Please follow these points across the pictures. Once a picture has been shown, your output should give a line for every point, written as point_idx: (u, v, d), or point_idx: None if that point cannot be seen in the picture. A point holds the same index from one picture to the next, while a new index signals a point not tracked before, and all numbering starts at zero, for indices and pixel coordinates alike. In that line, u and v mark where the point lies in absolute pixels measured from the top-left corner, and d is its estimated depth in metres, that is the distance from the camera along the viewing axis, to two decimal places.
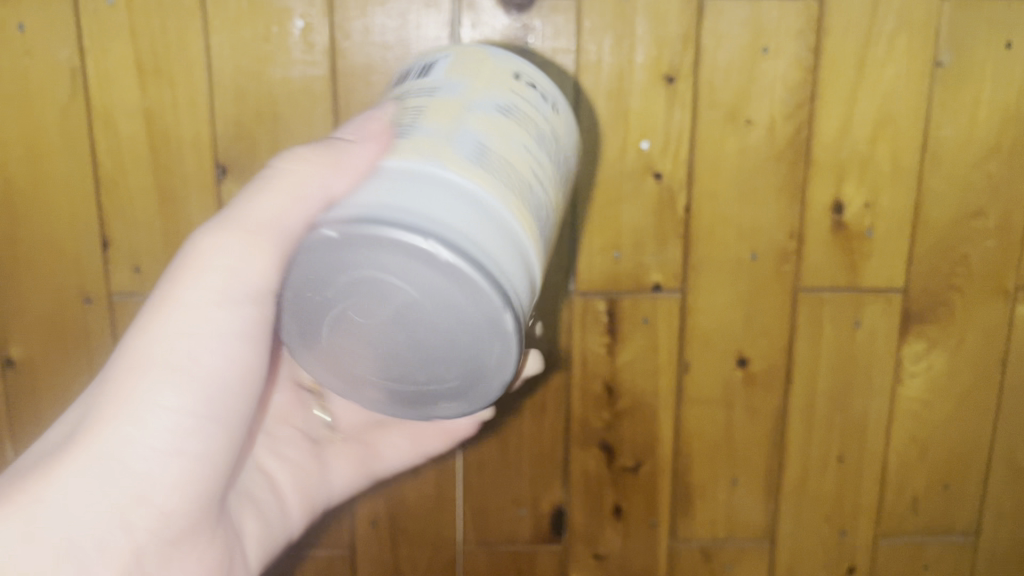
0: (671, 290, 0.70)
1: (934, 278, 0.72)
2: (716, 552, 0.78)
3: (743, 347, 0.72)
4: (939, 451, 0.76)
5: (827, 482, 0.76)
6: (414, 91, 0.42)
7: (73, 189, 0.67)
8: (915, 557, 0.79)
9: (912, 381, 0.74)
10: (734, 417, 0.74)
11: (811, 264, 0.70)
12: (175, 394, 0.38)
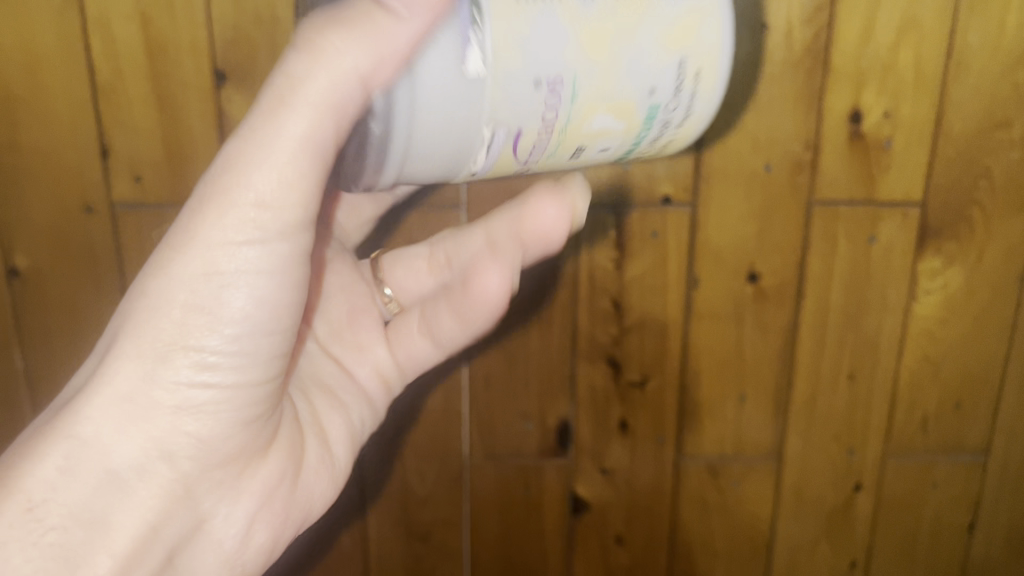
0: (681, 203, 0.69)
1: (955, 191, 0.69)
2: (723, 468, 0.78)
3: (755, 263, 0.71)
4: (952, 370, 0.75)
5: (836, 399, 0.76)
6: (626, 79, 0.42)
7: (68, 96, 0.65)
8: (922, 477, 0.78)
9: (928, 298, 0.73)
10: (744, 333, 0.73)
11: (826, 177, 0.68)
12: (176, 331, 0.38)
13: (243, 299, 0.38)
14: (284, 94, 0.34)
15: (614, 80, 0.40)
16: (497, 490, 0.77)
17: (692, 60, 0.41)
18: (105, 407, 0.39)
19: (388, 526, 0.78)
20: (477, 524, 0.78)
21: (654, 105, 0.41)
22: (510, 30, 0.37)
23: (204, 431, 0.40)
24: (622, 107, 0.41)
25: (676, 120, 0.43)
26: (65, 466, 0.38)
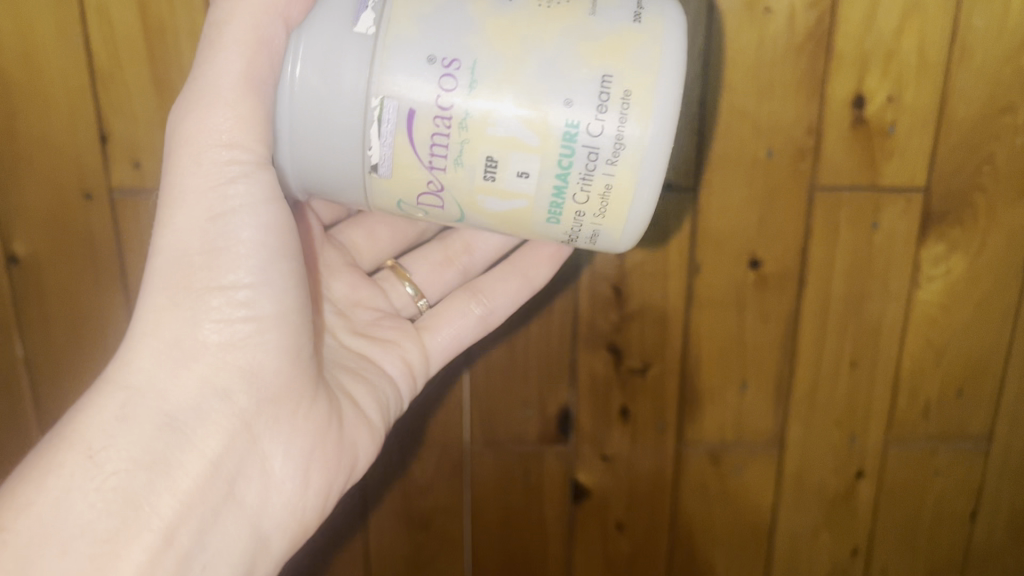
0: (683, 189, 0.68)
1: (959, 177, 0.69)
2: (724, 455, 0.77)
3: (757, 250, 0.70)
4: (955, 356, 0.75)
5: (838, 386, 0.75)
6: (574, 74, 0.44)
7: (65, 82, 0.65)
8: (924, 463, 0.78)
9: (930, 285, 0.72)
10: (746, 320, 0.73)
11: (828, 163, 0.68)
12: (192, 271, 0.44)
13: (248, 236, 0.45)
14: (212, 44, 0.44)
15: (518, 81, 0.42)
16: (498, 477, 0.77)
17: (621, 80, 0.42)
18: (151, 355, 0.45)
19: (390, 513, 0.78)
20: (478, 510, 0.78)
21: (570, 123, 0.42)
22: (411, 7, 0.43)
23: (236, 364, 0.46)
24: (536, 123, 0.43)
25: (606, 155, 0.43)
26: (122, 415, 0.44)
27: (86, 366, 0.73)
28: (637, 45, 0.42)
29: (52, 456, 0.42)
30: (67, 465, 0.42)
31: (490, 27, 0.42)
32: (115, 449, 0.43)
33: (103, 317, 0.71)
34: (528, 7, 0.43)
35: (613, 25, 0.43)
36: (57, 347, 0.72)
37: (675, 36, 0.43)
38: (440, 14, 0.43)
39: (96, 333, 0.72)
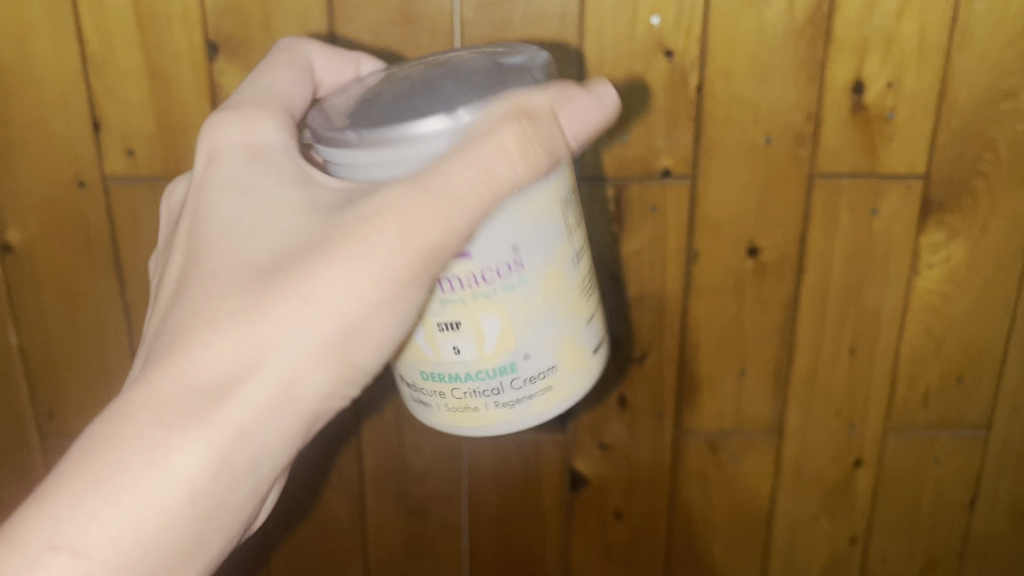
0: (681, 176, 0.68)
1: (959, 163, 0.68)
2: (722, 444, 0.77)
3: (755, 237, 0.70)
4: (954, 344, 0.74)
5: (837, 373, 0.75)
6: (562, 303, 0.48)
7: (58, 68, 0.64)
8: (923, 451, 0.78)
9: (930, 272, 0.72)
10: (744, 307, 0.72)
11: (828, 149, 0.67)
12: (330, 342, 0.42)
13: (385, 323, 0.43)
14: (465, 150, 0.42)
15: (526, 313, 0.45)
16: (496, 465, 0.77)
17: (556, 376, 0.47)
18: (266, 402, 0.41)
19: (387, 500, 0.78)
20: (475, 500, 0.78)
21: (511, 364, 0.46)
22: (542, 209, 0.44)
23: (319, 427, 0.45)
24: (507, 334, 0.45)
25: (493, 400, 0.47)
26: (220, 459, 0.40)
27: (82, 354, 0.73)
28: (579, 365, 0.48)
29: (140, 481, 0.38)
30: (160, 498, 0.38)
31: (545, 272, 0.45)
32: (200, 480, 0.40)
33: (98, 305, 0.71)
34: (576, 280, 0.47)
35: (583, 337, 0.48)
36: (52, 335, 0.72)
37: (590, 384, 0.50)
38: (550, 216, 0.45)
39: (91, 321, 0.72)
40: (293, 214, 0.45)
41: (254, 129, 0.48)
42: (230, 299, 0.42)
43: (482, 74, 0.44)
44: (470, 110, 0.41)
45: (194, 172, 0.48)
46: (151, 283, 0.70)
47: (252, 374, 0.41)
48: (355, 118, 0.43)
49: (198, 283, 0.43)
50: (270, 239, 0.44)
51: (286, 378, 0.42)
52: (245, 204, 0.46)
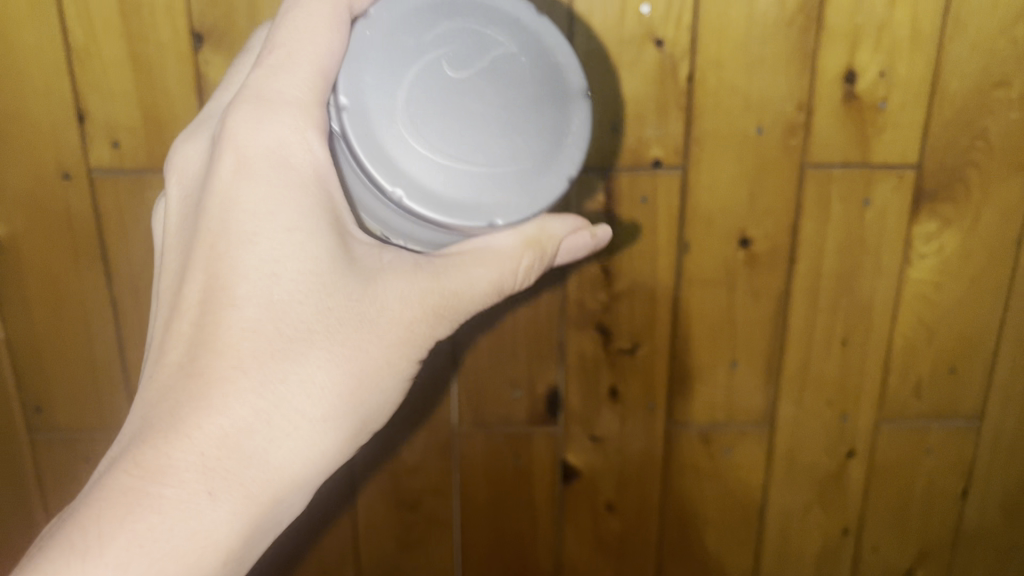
0: (672, 166, 0.67)
1: (951, 152, 0.68)
2: (714, 436, 0.77)
3: (747, 227, 0.69)
4: (946, 334, 0.74)
5: (829, 364, 0.75)
6: None
7: (41, 60, 0.64)
8: (915, 441, 0.77)
9: (922, 262, 0.71)
10: (736, 298, 0.72)
11: (819, 139, 0.67)
12: (349, 423, 0.43)
13: (395, 391, 0.45)
14: (486, 272, 0.44)
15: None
16: (487, 457, 0.77)
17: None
18: (298, 471, 0.41)
19: (377, 494, 0.77)
20: (466, 493, 0.78)
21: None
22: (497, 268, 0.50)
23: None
24: None
25: None
26: (250, 539, 0.40)
27: (70, 348, 0.72)
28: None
29: (182, 552, 0.38)
30: (200, 568, 0.38)
31: None
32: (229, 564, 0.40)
33: (84, 300, 0.70)
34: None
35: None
36: (39, 329, 0.71)
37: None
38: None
39: (77, 314, 0.71)
40: (327, 269, 0.41)
41: (295, 141, 0.41)
42: (273, 372, 0.40)
43: (530, 134, 0.42)
44: (505, 218, 0.42)
45: (213, 173, 0.41)
46: (138, 276, 0.70)
47: (291, 461, 0.41)
48: (398, 152, 0.41)
49: (230, 337, 0.40)
50: (313, 303, 0.41)
51: (316, 452, 0.42)
52: (278, 235, 0.41)
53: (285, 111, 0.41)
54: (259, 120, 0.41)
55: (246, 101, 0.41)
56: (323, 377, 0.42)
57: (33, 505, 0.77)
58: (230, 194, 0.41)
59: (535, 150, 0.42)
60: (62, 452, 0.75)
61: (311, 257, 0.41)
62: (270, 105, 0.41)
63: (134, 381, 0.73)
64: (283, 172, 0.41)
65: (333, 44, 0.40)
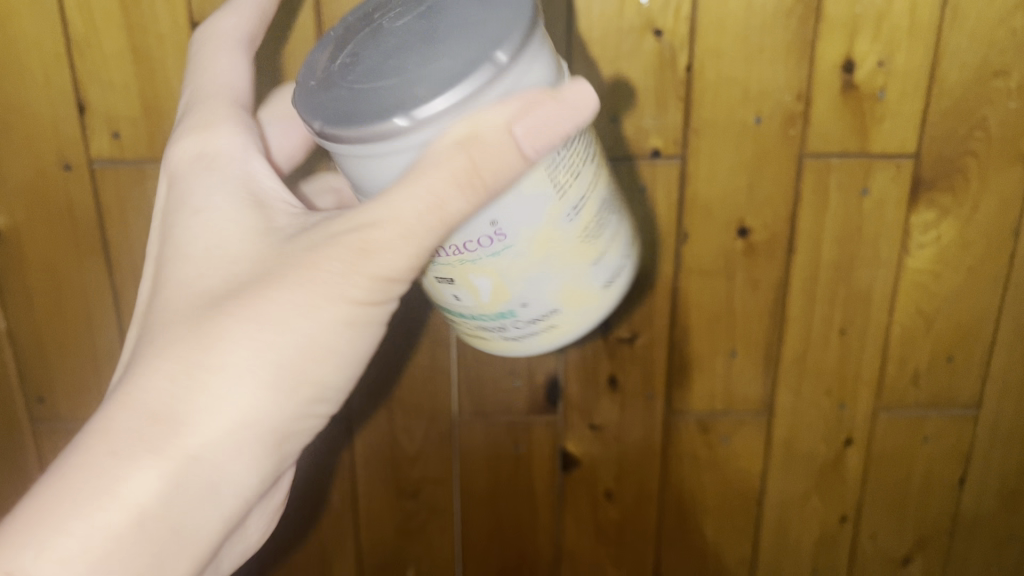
0: (671, 156, 0.68)
1: (950, 142, 0.68)
2: (712, 424, 0.77)
3: (745, 217, 0.70)
4: (944, 323, 0.74)
5: (827, 353, 0.75)
6: (591, 233, 0.46)
7: (41, 51, 0.64)
8: (913, 430, 0.78)
9: (921, 252, 0.72)
10: (735, 288, 0.72)
11: (818, 128, 0.67)
12: (271, 364, 0.44)
13: (337, 339, 0.46)
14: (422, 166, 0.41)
15: (517, 274, 0.44)
16: (487, 446, 0.77)
17: (559, 318, 0.47)
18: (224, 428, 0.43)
19: (378, 483, 0.78)
20: (466, 481, 0.78)
21: (511, 311, 0.46)
22: (553, 215, 0.44)
23: (281, 450, 0.46)
24: (501, 288, 0.45)
25: (523, 321, 0.47)
26: (177, 481, 0.42)
27: (72, 338, 0.73)
28: (588, 303, 0.48)
29: (98, 505, 0.40)
30: (114, 524, 0.40)
31: (536, 231, 0.44)
32: (155, 505, 0.41)
33: (86, 290, 0.71)
34: (574, 234, 0.45)
35: (589, 282, 0.47)
36: (40, 320, 0.72)
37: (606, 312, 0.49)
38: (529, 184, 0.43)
39: (79, 304, 0.71)
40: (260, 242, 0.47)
41: (214, 142, 0.52)
42: (185, 326, 0.45)
43: (451, 43, 0.41)
44: (410, 112, 0.39)
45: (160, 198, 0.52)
46: (139, 266, 0.70)
47: (206, 400, 0.43)
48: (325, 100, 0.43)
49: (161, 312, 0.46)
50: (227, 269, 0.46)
51: (236, 393, 0.44)
52: (206, 223, 0.48)
53: (223, 120, 0.53)
54: (191, 136, 0.52)
55: (186, 124, 0.53)
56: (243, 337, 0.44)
57: None
58: (175, 205, 0.50)
59: (454, 53, 0.40)
60: (64, 441, 0.76)
61: (239, 239, 0.47)
62: (205, 119, 0.53)
63: None
64: (210, 173, 0.50)
65: (238, 64, 0.56)
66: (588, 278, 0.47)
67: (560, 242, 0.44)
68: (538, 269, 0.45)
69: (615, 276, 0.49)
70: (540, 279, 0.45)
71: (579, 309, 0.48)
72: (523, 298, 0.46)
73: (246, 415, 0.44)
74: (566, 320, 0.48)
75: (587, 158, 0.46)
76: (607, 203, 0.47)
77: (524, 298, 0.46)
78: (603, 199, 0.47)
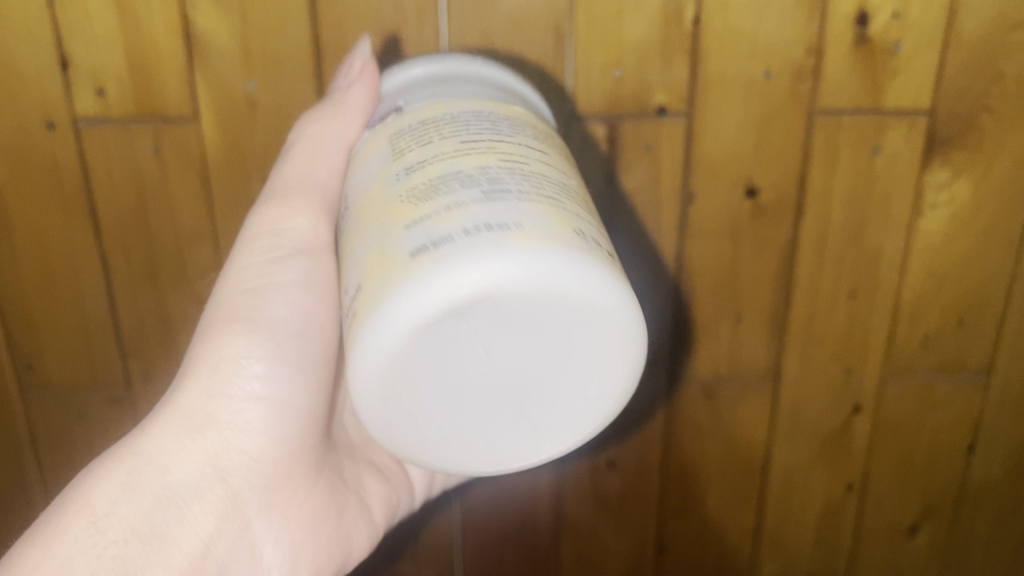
0: (677, 113, 0.65)
1: (965, 98, 0.66)
2: (717, 391, 0.76)
3: (753, 176, 0.67)
4: (956, 287, 0.72)
5: (836, 318, 0.73)
6: (420, 190, 0.39)
7: (20, 5, 0.61)
8: (921, 396, 0.76)
9: (933, 212, 0.69)
10: (742, 251, 0.70)
11: (829, 84, 0.65)
12: (203, 354, 0.47)
13: (272, 315, 0.48)
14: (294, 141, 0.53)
15: (351, 239, 0.42)
16: None
17: (366, 291, 0.38)
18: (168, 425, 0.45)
19: None
20: None
21: (346, 301, 0.41)
22: (383, 179, 0.42)
23: (239, 449, 0.47)
24: (344, 259, 0.43)
25: (352, 301, 0.40)
26: (126, 482, 0.43)
27: (58, 304, 0.71)
28: (385, 273, 0.37)
29: (64, 518, 0.41)
30: (71, 531, 0.41)
31: (367, 189, 0.43)
32: (105, 504, 0.42)
33: (73, 254, 0.69)
34: (394, 196, 0.40)
35: (395, 247, 0.38)
36: (26, 284, 0.70)
37: (417, 295, 0.36)
38: (377, 154, 0.45)
39: (67, 269, 0.69)
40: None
41: None
42: None
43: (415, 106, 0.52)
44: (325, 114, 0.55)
45: None
46: (128, 230, 0.68)
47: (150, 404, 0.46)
48: None
49: None
50: None
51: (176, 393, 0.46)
52: None
53: None
54: None
55: None
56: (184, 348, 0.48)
57: (27, 464, 0.76)
58: None
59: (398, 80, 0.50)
60: (54, 411, 0.74)
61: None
62: None
63: (125, 336, 0.72)
64: None
65: None
66: (402, 235, 0.38)
67: (385, 199, 0.41)
68: (365, 233, 0.41)
69: (438, 245, 0.37)
70: (364, 240, 0.41)
71: (388, 272, 0.38)
72: (353, 266, 0.41)
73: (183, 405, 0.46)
74: (376, 286, 0.38)
75: (460, 145, 0.41)
76: (463, 179, 0.39)
77: (354, 266, 0.41)
78: (460, 174, 0.39)
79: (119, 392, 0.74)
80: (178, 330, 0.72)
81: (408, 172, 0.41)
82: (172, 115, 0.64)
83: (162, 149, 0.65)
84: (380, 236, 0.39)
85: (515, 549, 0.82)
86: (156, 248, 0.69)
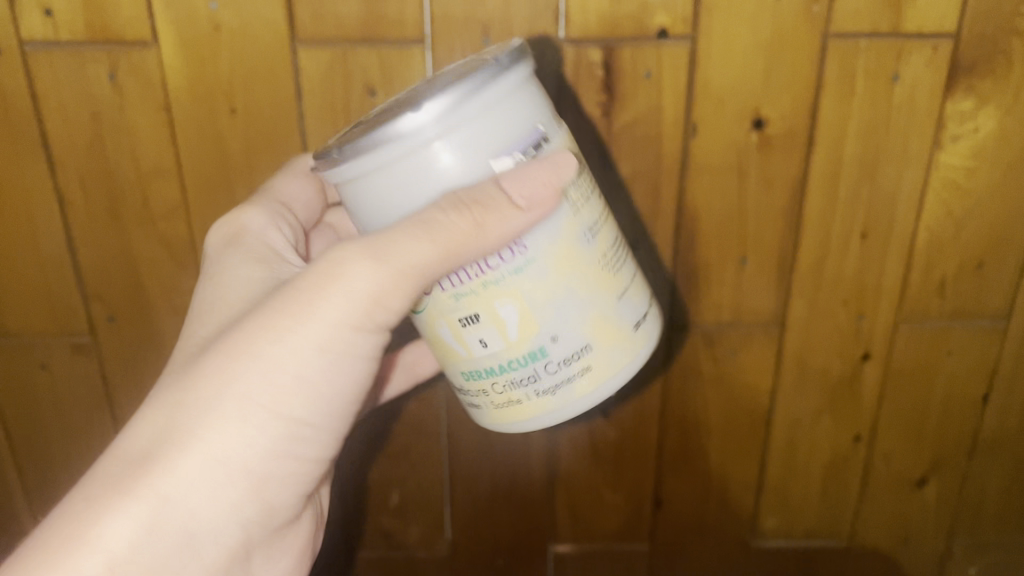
0: (679, 37, 0.60)
1: (993, 20, 0.60)
2: (718, 338, 0.71)
3: (762, 107, 0.62)
4: (977, 226, 0.68)
5: (847, 260, 0.68)
6: (608, 263, 0.47)
7: None
8: (935, 343, 0.72)
9: (955, 146, 0.64)
10: (748, 188, 0.65)
11: (846, 4, 0.59)
12: (259, 407, 0.45)
13: (321, 371, 0.46)
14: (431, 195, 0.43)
15: (542, 297, 0.45)
16: None
17: (592, 356, 0.47)
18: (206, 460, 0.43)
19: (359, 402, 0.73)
20: (453, 398, 0.73)
21: (541, 348, 0.46)
22: (566, 259, 0.46)
23: (266, 499, 0.47)
24: (527, 323, 0.46)
25: (540, 386, 0.48)
26: (151, 524, 0.42)
27: (14, 245, 0.66)
28: (619, 342, 0.48)
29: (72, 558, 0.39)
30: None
31: (550, 249, 0.45)
32: (126, 539, 0.41)
33: (27, 191, 0.64)
34: (593, 259, 0.46)
35: (619, 323, 0.48)
36: None
37: (638, 362, 0.49)
38: (568, 278, 0.46)
39: (21, 208, 0.64)
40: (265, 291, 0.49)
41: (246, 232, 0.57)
42: (179, 372, 0.46)
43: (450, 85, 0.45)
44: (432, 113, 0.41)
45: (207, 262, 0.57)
46: (86, 165, 0.63)
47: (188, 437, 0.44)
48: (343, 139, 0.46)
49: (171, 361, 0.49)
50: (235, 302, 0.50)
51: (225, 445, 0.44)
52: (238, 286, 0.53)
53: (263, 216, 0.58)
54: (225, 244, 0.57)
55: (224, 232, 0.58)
56: (228, 370, 0.45)
57: None
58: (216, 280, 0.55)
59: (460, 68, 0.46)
60: (12, 360, 0.70)
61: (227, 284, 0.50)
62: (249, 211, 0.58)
63: (88, 279, 0.67)
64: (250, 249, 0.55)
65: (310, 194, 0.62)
66: (608, 322, 0.47)
67: (568, 287, 0.46)
68: (558, 309, 0.46)
69: (642, 319, 0.50)
70: (562, 312, 0.46)
71: (605, 345, 0.48)
72: (540, 341, 0.46)
73: (223, 451, 0.44)
74: (588, 364, 0.47)
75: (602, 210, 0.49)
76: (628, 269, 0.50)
77: (543, 341, 0.46)
78: (619, 247, 0.49)
79: (83, 340, 0.69)
80: (144, 273, 0.67)
81: (595, 261, 0.47)
82: (127, 38, 0.59)
83: (118, 76, 0.60)
84: (577, 311, 0.46)
85: (506, 503, 0.78)
86: (116, 186, 0.64)
